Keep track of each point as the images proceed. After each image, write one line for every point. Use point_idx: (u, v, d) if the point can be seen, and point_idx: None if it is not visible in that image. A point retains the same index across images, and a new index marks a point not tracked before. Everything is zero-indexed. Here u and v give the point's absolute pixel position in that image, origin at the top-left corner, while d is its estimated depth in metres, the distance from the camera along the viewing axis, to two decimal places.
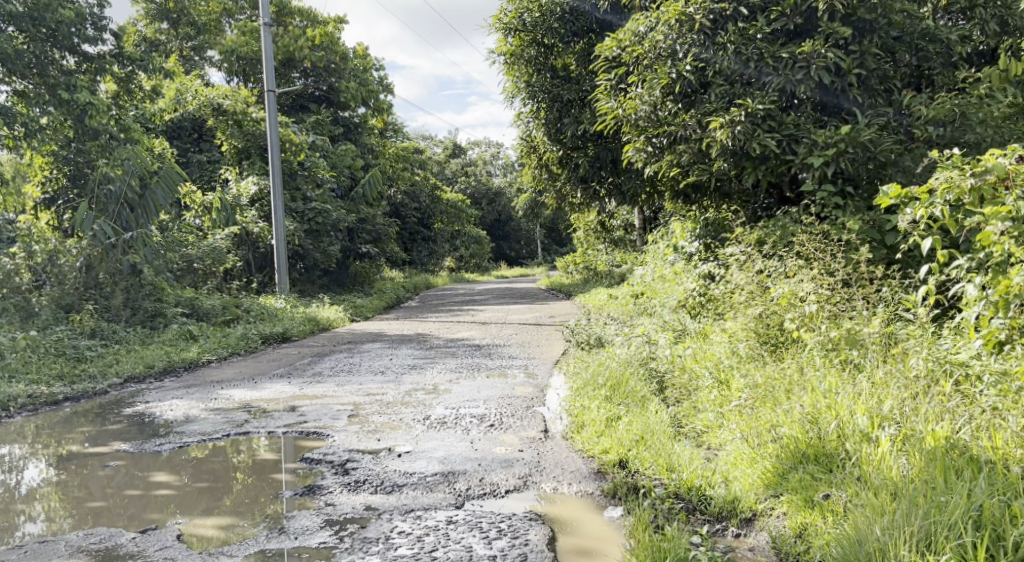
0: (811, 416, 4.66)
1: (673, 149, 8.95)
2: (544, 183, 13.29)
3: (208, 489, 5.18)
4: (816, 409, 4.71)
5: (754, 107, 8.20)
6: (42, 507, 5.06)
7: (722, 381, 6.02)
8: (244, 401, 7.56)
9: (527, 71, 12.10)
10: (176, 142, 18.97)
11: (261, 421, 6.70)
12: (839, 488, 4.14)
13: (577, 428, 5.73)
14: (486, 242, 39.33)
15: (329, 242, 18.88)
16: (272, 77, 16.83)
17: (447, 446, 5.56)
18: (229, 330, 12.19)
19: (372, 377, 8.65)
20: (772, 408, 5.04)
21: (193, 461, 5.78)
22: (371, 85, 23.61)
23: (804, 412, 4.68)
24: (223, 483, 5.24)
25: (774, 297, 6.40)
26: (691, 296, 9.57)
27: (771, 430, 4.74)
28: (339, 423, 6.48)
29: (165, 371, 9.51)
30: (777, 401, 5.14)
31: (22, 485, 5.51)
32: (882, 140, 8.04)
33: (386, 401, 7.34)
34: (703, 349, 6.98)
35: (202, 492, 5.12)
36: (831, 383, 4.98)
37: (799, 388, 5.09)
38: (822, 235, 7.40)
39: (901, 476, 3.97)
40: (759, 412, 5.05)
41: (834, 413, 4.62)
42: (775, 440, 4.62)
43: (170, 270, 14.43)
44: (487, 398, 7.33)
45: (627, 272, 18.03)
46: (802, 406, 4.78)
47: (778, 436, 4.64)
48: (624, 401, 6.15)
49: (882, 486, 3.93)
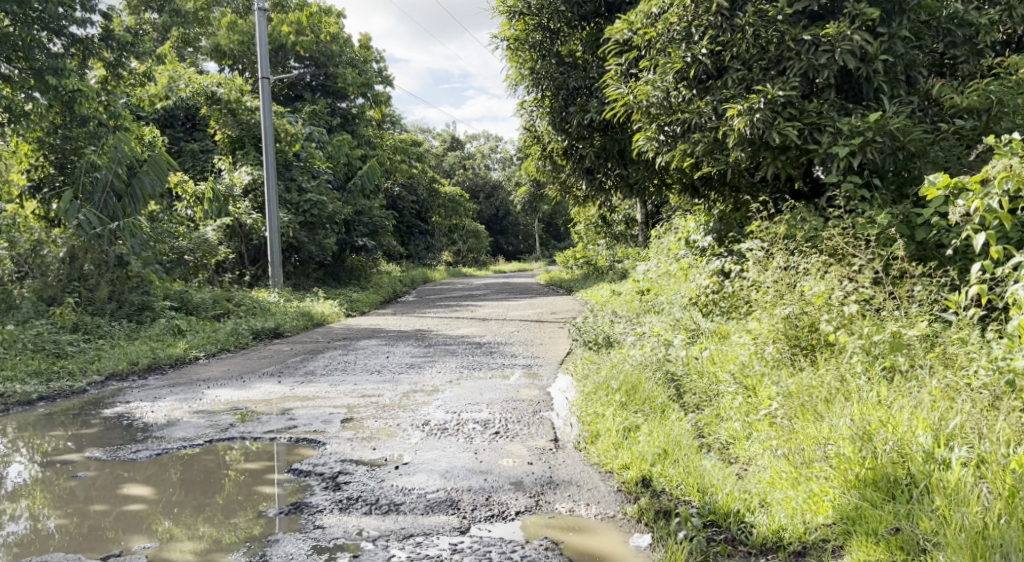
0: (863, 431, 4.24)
1: (687, 138, 8.45)
2: (547, 175, 12.76)
3: (185, 503, 4.69)
4: (867, 425, 4.28)
5: (774, 93, 7.70)
6: (25, 505, 4.77)
7: (748, 388, 5.57)
8: (232, 403, 7.06)
9: (531, 57, 11.60)
10: (169, 130, 18.37)
11: (247, 426, 6.19)
12: (909, 521, 3.73)
13: (591, 437, 5.27)
14: (484, 236, 38.77)
15: (325, 235, 18.40)
16: (267, 64, 16.27)
17: (448, 457, 5.08)
18: (219, 325, 11.69)
19: (367, 377, 8.17)
20: (815, 422, 4.61)
21: (172, 468, 5.28)
22: (369, 75, 23.08)
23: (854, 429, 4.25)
24: (203, 496, 4.75)
25: (805, 296, 5.92)
26: (704, 293, 9.15)
27: (816, 449, 4.30)
28: (330, 429, 5.99)
29: (150, 367, 8.98)
30: (817, 414, 4.70)
31: (7, 479, 5.21)
32: (911, 129, 7.55)
33: (382, 404, 6.85)
34: (721, 351, 6.52)
35: (178, 507, 4.64)
36: (880, 396, 4.55)
37: (843, 400, 4.65)
38: (851, 230, 6.94)
39: (988, 510, 3.62)
40: (798, 426, 4.61)
41: (889, 430, 4.19)
42: (823, 460, 4.20)
43: (160, 262, 13.94)
44: (490, 400, 6.85)
45: (630, 268, 17.54)
46: (852, 419, 4.36)
47: (825, 456, 4.20)
48: (641, 409, 5.69)
49: (968, 524, 3.57)
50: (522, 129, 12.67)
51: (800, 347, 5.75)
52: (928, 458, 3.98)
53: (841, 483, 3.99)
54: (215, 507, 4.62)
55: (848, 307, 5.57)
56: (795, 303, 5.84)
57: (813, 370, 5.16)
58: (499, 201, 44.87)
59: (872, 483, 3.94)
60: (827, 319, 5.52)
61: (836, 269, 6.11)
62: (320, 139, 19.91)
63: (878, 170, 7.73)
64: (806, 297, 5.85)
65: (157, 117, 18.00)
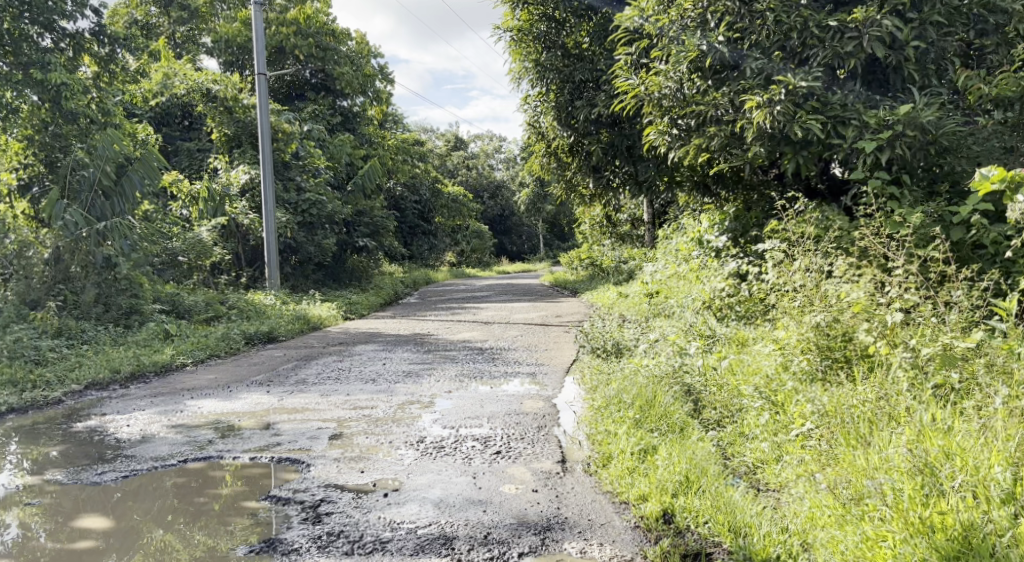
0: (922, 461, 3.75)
1: (702, 131, 7.93)
2: (553, 173, 12.25)
3: (177, 512, 4.45)
4: (928, 456, 3.77)
5: (796, 84, 7.17)
6: (15, 514, 4.52)
7: (776, 404, 5.10)
8: (214, 415, 6.54)
9: (536, 50, 11.22)
10: (165, 128, 17.85)
11: (228, 443, 5.67)
12: None
13: (604, 460, 4.80)
14: (488, 236, 38.24)
15: (324, 235, 17.88)
16: (264, 60, 15.76)
17: (444, 482, 4.58)
18: (210, 329, 11.16)
19: (361, 387, 7.66)
20: (860, 449, 4.12)
21: (138, 493, 4.78)
22: (369, 73, 22.56)
23: (912, 460, 3.75)
24: (196, 506, 4.51)
25: (837, 303, 5.40)
26: (719, 297, 8.69)
27: (864, 483, 3.82)
28: (316, 447, 5.48)
29: (134, 375, 8.46)
30: (860, 439, 4.22)
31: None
32: (945, 122, 7.04)
33: (374, 418, 6.34)
34: (743, 362, 6.02)
35: (150, 531, 4.24)
36: (938, 421, 4.04)
37: (893, 425, 4.16)
38: (884, 230, 6.42)
39: None
40: (841, 454, 4.14)
41: (954, 462, 3.71)
42: (874, 495, 3.73)
43: (151, 264, 13.44)
44: (492, 414, 6.33)
45: (637, 269, 17.00)
46: (907, 447, 3.86)
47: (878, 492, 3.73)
48: (657, 428, 5.19)
49: None
50: (526, 125, 12.17)
51: (834, 359, 5.25)
52: (1008, 501, 3.46)
53: (900, 526, 3.49)
54: (184, 537, 4.16)
55: (892, 314, 5.06)
56: (826, 309, 5.33)
57: (852, 388, 4.67)
58: (502, 202, 44.41)
59: (940, 529, 3.44)
60: (867, 329, 5.00)
61: (871, 272, 5.60)
62: (319, 137, 19.42)
63: (909, 165, 7.19)
64: (840, 304, 5.33)
65: (152, 115, 17.48)
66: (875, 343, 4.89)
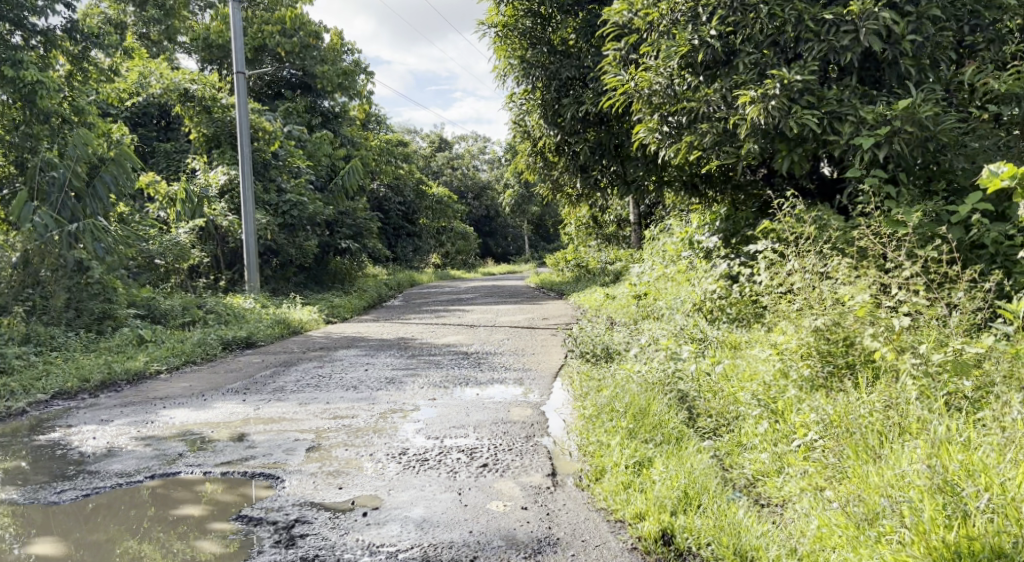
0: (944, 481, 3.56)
1: (694, 128, 7.71)
2: (539, 172, 11.99)
3: (153, 523, 4.32)
4: (947, 474, 3.59)
5: (792, 78, 7.00)
6: None
7: (776, 412, 4.88)
8: (186, 426, 6.24)
9: (522, 46, 10.97)
10: (141, 129, 17.47)
11: (199, 456, 5.38)
12: None
13: (597, 473, 4.55)
14: (473, 237, 37.93)
15: (305, 237, 17.54)
16: (243, 58, 15.41)
17: (427, 500, 4.32)
18: (186, 334, 10.83)
19: (342, 395, 7.37)
20: (872, 465, 3.93)
21: (106, 511, 4.53)
22: (351, 72, 22.21)
23: (931, 478, 3.57)
24: (173, 515, 4.39)
25: (839, 306, 5.15)
26: (710, 299, 8.48)
27: (878, 502, 3.64)
28: (293, 461, 5.20)
29: (104, 384, 8.12)
30: (870, 453, 4.02)
31: None
32: (943, 118, 6.84)
33: (354, 428, 6.06)
34: (738, 368, 5.79)
35: (124, 543, 4.12)
36: (954, 434, 3.86)
37: (906, 440, 3.96)
38: (882, 230, 6.22)
39: None
40: (851, 471, 3.94)
41: (978, 481, 3.53)
42: (891, 517, 3.55)
43: (127, 267, 13.08)
44: (478, 423, 6.06)
45: (624, 270, 16.77)
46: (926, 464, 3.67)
47: (895, 513, 3.56)
48: (651, 438, 4.96)
49: None
50: (512, 124, 11.89)
51: (835, 365, 5.02)
52: None
53: (922, 551, 3.34)
54: (161, 547, 4.04)
55: (897, 318, 4.84)
56: (826, 313, 5.09)
57: (859, 397, 4.46)
58: (487, 203, 44.10)
59: (967, 555, 3.27)
60: (873, 333, 4.76)
61: (873, 274, 5.37)
62: (300, 137, 19.08)
63: (906, 163, 6.99)
64: (842, 307, 5.09)
65: (128, 115, 17.08)
66: (881, 349, 4.66)
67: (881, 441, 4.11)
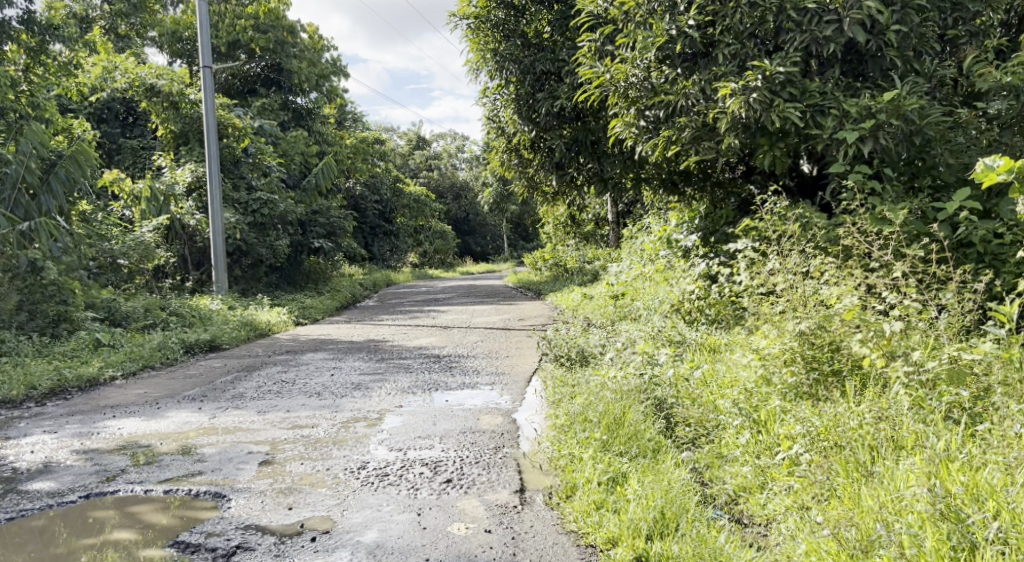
0: (945, 506, 3.30)
1: (672, 123, 7.42)
2: (514, 170, 11.67)
3: (92, 544, 4.09)
4: (949, 498, 3.34)
5: (773, 70, 6.75)
6: None
7: (758, 421, 4.58)
8: (132, 438, 5.86)
9: (494, 39, 10.65)
10: (106, 125, 16.98)
11: (142, 471, 5.02)
12: None
13: (568, 490, 4.24)
14: (451, 237, 37.48)
15: (276, 236, 17.13)
16: (210, 51, 14.97)
17: (384, 523, 4.03)
18: (146, 338, 10.42)
19: (304, 402, 7.01)
20: (865, 486, 3.65)
21: (45, 530, 4.29)
22: (325, 68, 21.74)
23: (933, 504, 3.31)
24: (114, 535, 4.17)
25: (824, 309, 4.85)
26: (688, 299, 8.24)
27: (874, 527, 3.37)
28: (244, 477, 4.86)
29: (53, 391, 7.70)
30: (863, 470, 3.75)
31: None
32: (929, 111, 6.58)
33: (313, 439, 5.71)
34: (718, 375, 5.48)
35: None
36: (955, 451, 3.59)
37: (900, 459, 3.69)
38: (866, 229, 5.98)
39: None
40: (843, 491, 3.67)
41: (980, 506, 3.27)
42: (888, 545, 3.29)
43: (86, 268, 12.62)
44: (445, 433, 5.73)
45: (602, 270, 16.48)
46: (926, 487, 3.41)
47: (891, 541, 3.30)
48: (626, 450, 4.65)
49: None
50: (486, 119, 11.56)
51: (821, 371, 4.71)
52: None
53: None
54: None
55: (889, 322, 4.54)
56: (811, 315, 4.80)
57: (848, 407, 4.18)
58: (466, 202, 43.71)
59: None
60: (863, 339, 4.45)
61: (860, 274, 5.09)
62: (271, 133, 18.63)
63: (892, 158, 6.73)
64: (829, 309, 4.79)
65: (91, 111, 16.57)
66: (871, 354, 4.37)
67: (873, 456, 3.84)
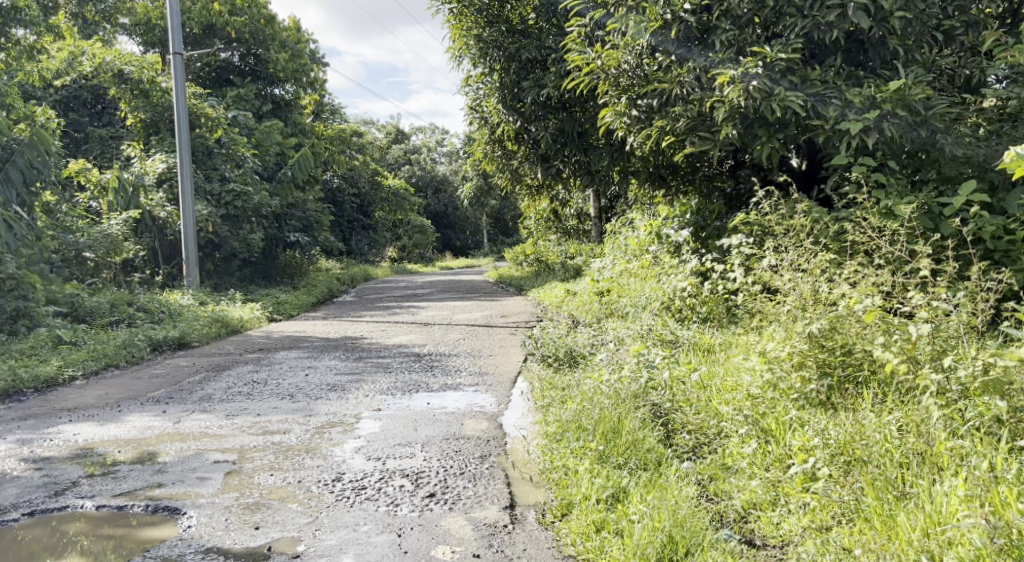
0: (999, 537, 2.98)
1: (665, 112, 7.07)
2: (497, 162, 11.30)
3: None
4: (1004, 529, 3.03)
5: (774, 56, 6.42)
6: None
7: (766, 431, 4.24)
8: (87, 447, 5.45)
9: (478, 24, 10.25)
10: (73, 114, 16.43)
11: (94, 484, 4.62)
12: None
13: (564, 508, 3.94)
14: (431, 232, 36.96)
15: (250, 229, 16.64)
16: (180, 37, 14.44)
17: (363, 549, 3.68)
18: (111, 335, 9.97)
19: (275, 405, 6.60)
20: (900, 508, 3.33)
21: None
22: (303, 59, 21.15)
23: (992, 537, 2.99)
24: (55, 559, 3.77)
25: (836, 309, 4.51)
26: (679, 297, 7.89)
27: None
28: (208, 490, 4.46)
29: (6, 393, 7.25)
30: (892, 491, 3.45)
31: None
32: (934, 101, 6.25)
33: (284, 447, 5.32)
34: (717, 379, 5.13)
35: None
36: (1000, 471, 3.27)
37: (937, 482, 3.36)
38: (872, 225, 5.65)
39: None
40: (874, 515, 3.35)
41: None
42: None
43: (49, 261, 12.12)
44: (426, 440, 5.34)
45: (585, 265, 16.11)
46: (975, 516, 3.09)
47: None
48: (625, 461, 4.29)
49: None
50: (468, 109, 11.15)
51: (834, 377, 4.38)
52: None
53: None
54: None
55: (913, 323, 4.20)
56: (822, 316, 4.46)
57: (872, 420, 3.86)
58: (447, 196, 43.22)
59: None
60: (885, 343, 4.10)
61: (875, 272, 4.76)
62: (246, 124, 18.11)
63: (897, 148, 6.41)
64: (840, 309, 4.45)
65: (57, 99, 15.99)
66: (895, 360, 4.03)
67: (903, 475, 3.53)
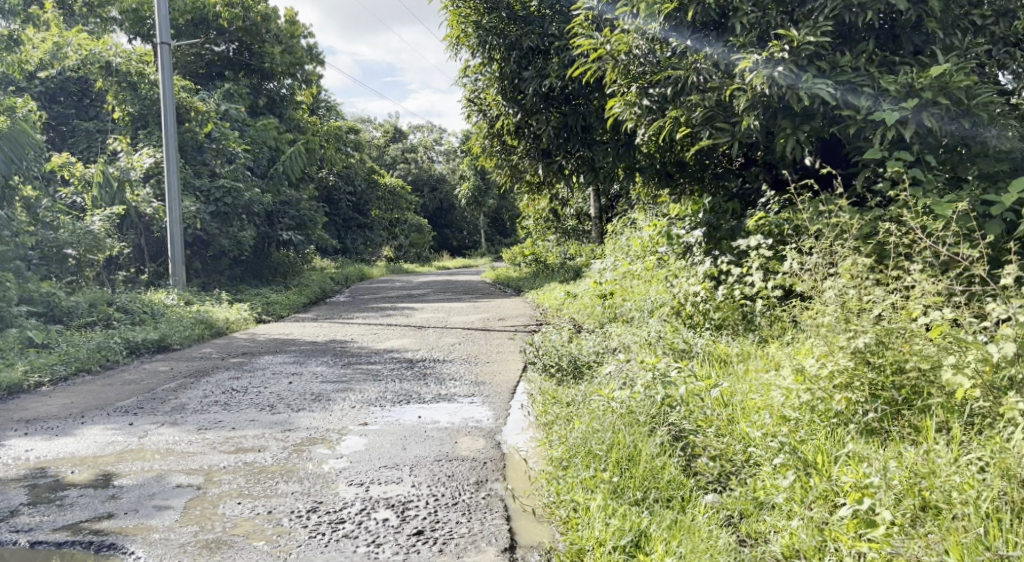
0: None
1: (680, 101, 6.53)
2: (496, 158, 10.62)
3: None
4: None
5: (802, 40, 5.86)
6: None
7: (809, 462, 3.70)
8: (38, 466, 4.88)
9: (478, 11, 9.69)
10: (56, 107, 15.80)
11: (39, 512, 4.07)
12: None
13: (574, 554, 3.45)
14: (428, 231, 36.31)
15: (240, 227, 16.03)
16: (167, 27, 13.84)
17: None
18: (86, 337, 9.37)
19: (253, 417, 6.03)
20: None
21: None
22: (299, 53, 20.56)
23: None
24: None
25: (887, 322, 3.96)
26: (691, 302, 7.30)
27: None
28: (163, 522, 3.90)
29: None
30: (980, 550, 2.91)
31: None
32: (978, 89, 5.68)
33: (257, 467, 4.76)
34: (744, 397, 4.57)
35: None
36: None
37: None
38: (913, 226, 5.09)
39: None
40: None
41: None
42: None
43: (26, 259, 11.52)
44: (416, 461, 4.77)
45: (585, 267, 15.54)
46: None
47: None
48: (645, 495, 3.76)
49: None
50: (466, 101, 10.60)
51: (884, 401, 3.85)
52: None
53: None
54: None
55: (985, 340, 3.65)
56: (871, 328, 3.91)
57: (942, 458, 3.32)
58: (443, 195, 42.60)
59: None
60: (954, 365, 3.55)
61: (929, 278, 4.21)
62: (238, 119, 17.50)
63: (934, 141, 5.87)
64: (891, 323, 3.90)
65: (42, 90, 15.33)
66: (969, 385, 3.49)
67: (985, 529, 3.00)
